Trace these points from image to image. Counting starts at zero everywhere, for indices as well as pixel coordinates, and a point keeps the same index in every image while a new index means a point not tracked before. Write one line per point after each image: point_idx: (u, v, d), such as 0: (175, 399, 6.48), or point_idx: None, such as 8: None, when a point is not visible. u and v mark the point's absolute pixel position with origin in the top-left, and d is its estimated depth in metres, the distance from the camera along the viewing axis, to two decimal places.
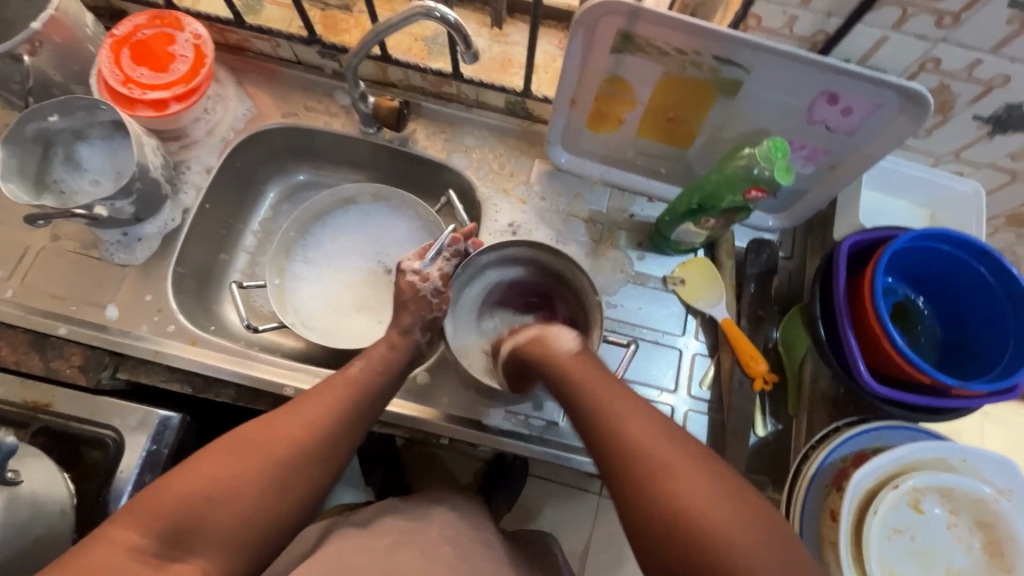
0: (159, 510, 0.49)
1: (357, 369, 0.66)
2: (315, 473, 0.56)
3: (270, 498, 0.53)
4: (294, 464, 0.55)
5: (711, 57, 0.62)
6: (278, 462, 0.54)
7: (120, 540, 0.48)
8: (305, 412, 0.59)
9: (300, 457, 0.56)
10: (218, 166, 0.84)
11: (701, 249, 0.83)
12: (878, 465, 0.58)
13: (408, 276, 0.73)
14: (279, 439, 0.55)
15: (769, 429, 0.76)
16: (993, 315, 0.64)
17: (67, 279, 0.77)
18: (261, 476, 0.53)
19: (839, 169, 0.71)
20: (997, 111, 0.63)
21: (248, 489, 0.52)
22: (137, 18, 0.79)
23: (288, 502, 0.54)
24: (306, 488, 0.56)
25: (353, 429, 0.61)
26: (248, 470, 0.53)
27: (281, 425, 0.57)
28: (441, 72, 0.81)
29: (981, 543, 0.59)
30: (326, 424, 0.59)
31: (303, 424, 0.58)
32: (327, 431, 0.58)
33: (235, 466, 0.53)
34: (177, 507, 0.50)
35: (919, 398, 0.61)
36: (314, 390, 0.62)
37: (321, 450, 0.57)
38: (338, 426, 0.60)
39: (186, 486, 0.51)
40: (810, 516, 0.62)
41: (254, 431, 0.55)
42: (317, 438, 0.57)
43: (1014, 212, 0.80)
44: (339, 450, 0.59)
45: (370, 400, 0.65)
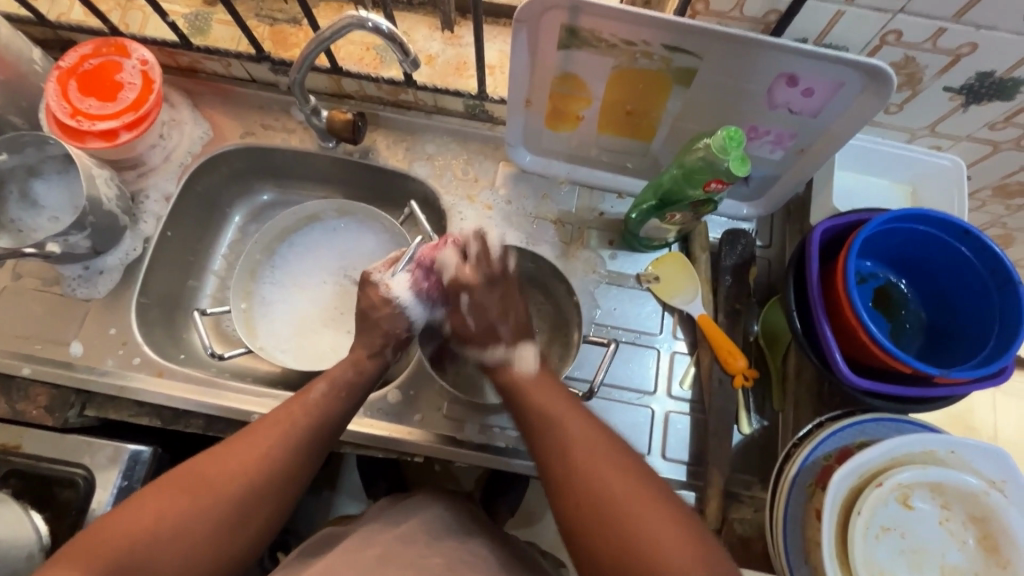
0: (99, 551, 0.49)
1: (319, 396, 0.63)
2: (270, 510, 0.57)
3: (220, 537, 0.54)
4: (247, 500, 0.55)
5: (661, 46, 0.60)
6: (229, 501, 0.54)
7: None
8: (257, 446, 0.58)
9: (254, 492, 0.56)
10: (177, 193, 0.83)
11: (675, 243, 0.80)
12: (860, 463, 0.55)
13: (381, 290, 0.72)
14: (230, 476, 0.55)
15: (754, 425, 0.73)
16: (976, 295, 0.61)
17: (30, 317, 0.76)
18: (211, 516, 0.53)
19: (808, 152, 0.68)
20: (969, 80, 0.60)
21: (197, 529, 0.52)
22: (83, 48, 0.77)
23: (237, 538, 0.55)
24: (258, 522, 0.56)
25: (307, 462, 0.60)
26: (199, 509, 0.53)
27: (232, 462, 0.56)
28: (394, 81, 0.79)
29: (975, 538, 0.56)
30: (280, 459, 0.58)
31: (256, 459, 0.57)
32: (281, 463, 0.58)
33: (183, 506, 0.53)
34: (119, 550, 0.49)
35: (902, 389, 0.58)
36: (270, 416, 0.61)
37: (272, 486, 0.57)
38: (293, 460, 0.59)
39: (132, 525, 0.51)
40: (794, 518, 0.59)
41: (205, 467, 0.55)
42: (270, 472, 0.57)
43: (1000, 183, 0.76)
44: (292, 481, 0.59)
45: (328, 428, 0.63)
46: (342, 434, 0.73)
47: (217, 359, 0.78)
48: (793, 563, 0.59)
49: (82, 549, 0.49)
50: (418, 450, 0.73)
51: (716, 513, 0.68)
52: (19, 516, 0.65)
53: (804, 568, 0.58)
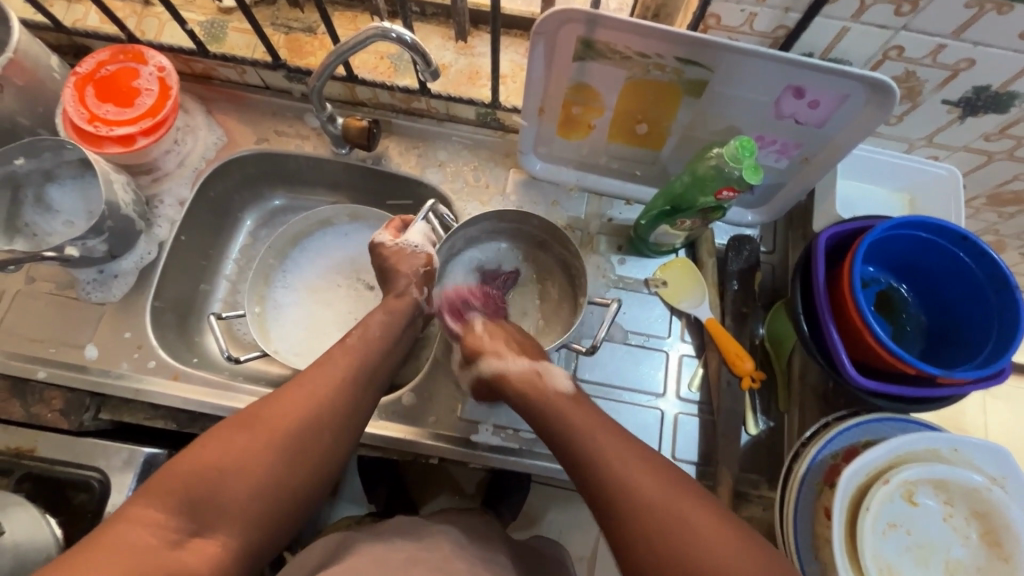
0: (172, 488, 0.50)
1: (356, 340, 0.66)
2: (329, 442, 0.58)
3: (288, 469, 0.54)
4: (306, 431, 0.56)
5: (673, 59, 0.62)
6: (291, 432, 0.56)
7: (140, 517, 0.48)
8: (307, 387, 0.59)
9: (313, 429, 0.57)
10: (192, 198, 0.84)
11: (682, 249, 0.82)
12: (867, 461, 0.57)
13: (390, 246, 0.75)
14: (288, 415, 0.56)
15: (761, 426, 0.75)
16: (975, 299, 0.64)
17: (44, 321, 0.76)
18: (274, 447, 0.54)
19: (813, 161, 0.70)
20: (966, 94, 0.62)
21: (263, 458, 0.53)
22: (100, 54, 0.78)
23: (304, 466, 0.56)
24: (318, 453, 0.57)
25: (356, 402, 0.61)
26: (263, 442, 0.54)
27: (289, 396, 0.58)
28: (409, 89, 0.81)
29: (978, 533, 0.58)
30: (332, 394, 0.59)
31: (308, 401, 0.58)
32: (334, 395, 0.59)
33: (247, 440, 0.54)
34: (192, 482, 0.50)
35: (906, 389, 0.60)
36: (318, 361, 0.63)
37: (328, 424, 0.58)
38: (343, 393, 0.60)
39: (203, 461, 0.51)
40: (804, 515, 0.61)
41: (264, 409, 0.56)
42: (326, 403, 0.59)
43: (993, 192, 0.79)
44: (348, 413, 0.60)
45: (372, 367, 0.65)
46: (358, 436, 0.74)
47: (232, 362, 0.78)
48: (803, 559, 0.60)
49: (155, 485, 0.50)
50: (433, 451, 0.74)
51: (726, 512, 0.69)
52: (38, 517, 0.64)
53: (815, 564, 0.59)
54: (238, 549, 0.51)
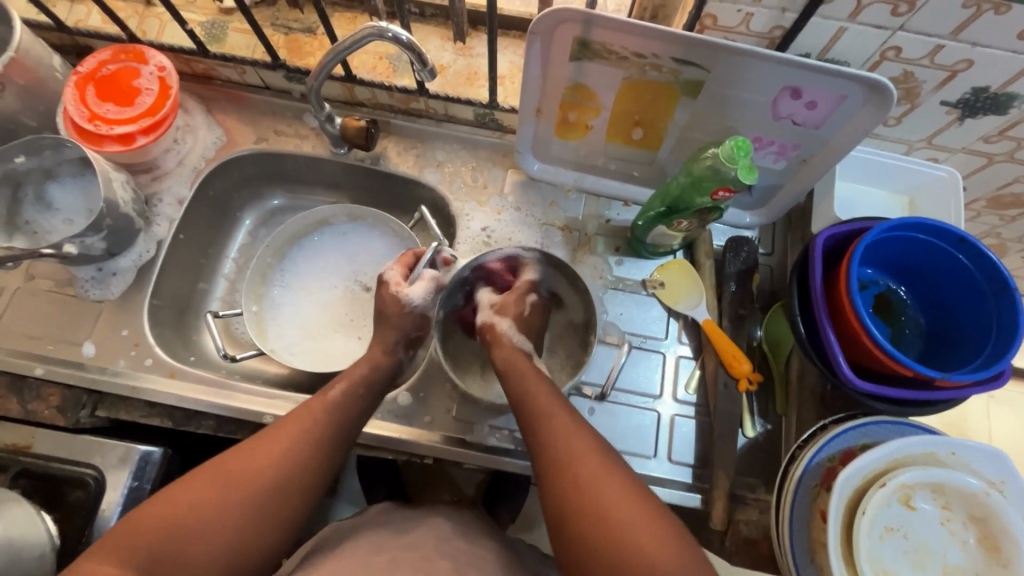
0: (130, 546, 0.50)
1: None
2: (296, 504, 0.58)
3: (248, 530, 0.54)
4: (272, 492, 0.56)
5: (670, 59, 0.62)
6: (255, 493, 0.56)
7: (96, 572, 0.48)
8: (280, 443, 0.59)
9: (280, 489, 0.57)
10: (190, 197, 0.84)
11: (680, 250, 0.82)
12: (864, 465, 0.57)
13: (393, 290, 0.74)
14: (257, 470, 0.57)
15: (758, 429, 0.74)
16: (974, 302, 0.63)
17: (43, 318, 0.77)
18: (234, 509, 0.54)
19: (810, 162, 0.70)
20: (964, 95, 0.62)
21: (222, 518, 0.54)
22: (101, 54, 0.78)
23: (263, 529, 0.55)
24: (278, 516, 0.57)
25: (328, 460, 0.61)
26: (224, 501, 0.54)
27: (258, 454, 0.57)
28: (407, 89, 0.81)
29: (976, 538, 0.57)
30: (304, 454, 0.59)
31: (279, 456, 0.58)
32: (304, 456, 0.59)
33: (212, 495, 0.54)
34: (149, 543, 0.51)
35: (903, 393, 0.60)
36: (293, 414, 0.62)
37: (296, 483, 0.58)
38: (316, 453, 0.60)
39: (164, 517, 0.52)
40: (800, 518, 0.61)
41: (234, 462, 0.56)
42: (294, 463, 0.58)
43: (994, 194, 0.79)
44: (315, 477, 0.59)
45: (348, 426, 0.64)
46: None
47: (228, 360, 0.79)
48: (799, 562, 0.60)
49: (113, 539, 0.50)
50: (428, 451, 0.73)
51: (721, 515, 0.69)
52: (32, 514, 0.64)
53: (810, 568, 0.59)
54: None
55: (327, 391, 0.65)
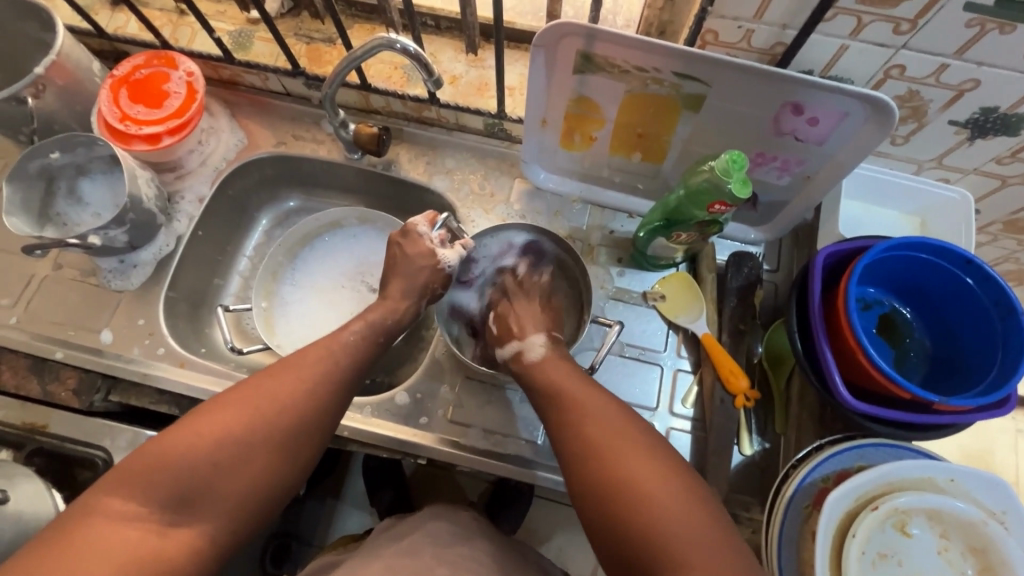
0: (157, 476, 0.51)
1: (354, 338, 0.68)
2: (310, 439, 0.59)
3: (272, 462, 0.56)
4: (293, 427, 0.58)
5: (671, 73, 0.63)
6: (282, 428, 0.57)
7: (119, 508, 0.49)
8: (297, 379, 0.60)
9: (300, 424, 0.58)
10: (210, 195, 0.88)
11: (682, 263, 0.82)
12: (856, 485, 0.55)
13: (426, 241, 0.75)
14: (277, 405, 0.58)
15: (755, 447, 0.73)
16: (981, 326, 0.61)
17: (67, 305, 0.81)
18: (264, 443, 0.56)
19: (815, 179, 0.70)
20: (973, 114, 0.61)
21: (254, 451, 0.55)
22: (136, 59, 0.83)
23: (290, 461, 0.58)
24: (302, 450, 0.59)
25: (340, 399, 0.63)
26: (254, 435, 0.56)
27: (279, 390, 0.59)
28: (419, 98, 0.84)
29: (975, 570, 0.55)
30: (318, 391, 0.61)
31: (298, 391, 0.59)
32: (323, 394, 0.61)
33: (236, 427, 0.55)
34: (178, 475, 0.52)
35: (901, 415, 0.58)
36: (307, 352, 0.64)
37: (312, 420, 0.59)
38: (330, 391, 0.62)
39: (191, 448, 0.53)
40: (789, 539, 0.59)
41: (253, 395, 0.57)
42: (315, 401, 0.60)
43: (1010, 218, 0.77)
44: (329, 415, 0.61)
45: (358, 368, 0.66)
46: (349, 432, 0.75)
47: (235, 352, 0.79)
48: None
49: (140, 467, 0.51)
50: (421, 452, 0.74)
51: None
52: (42, 490, 0.67)
53: None
54: (213, 543, 0.53)
55: (340, 332, 0.68)
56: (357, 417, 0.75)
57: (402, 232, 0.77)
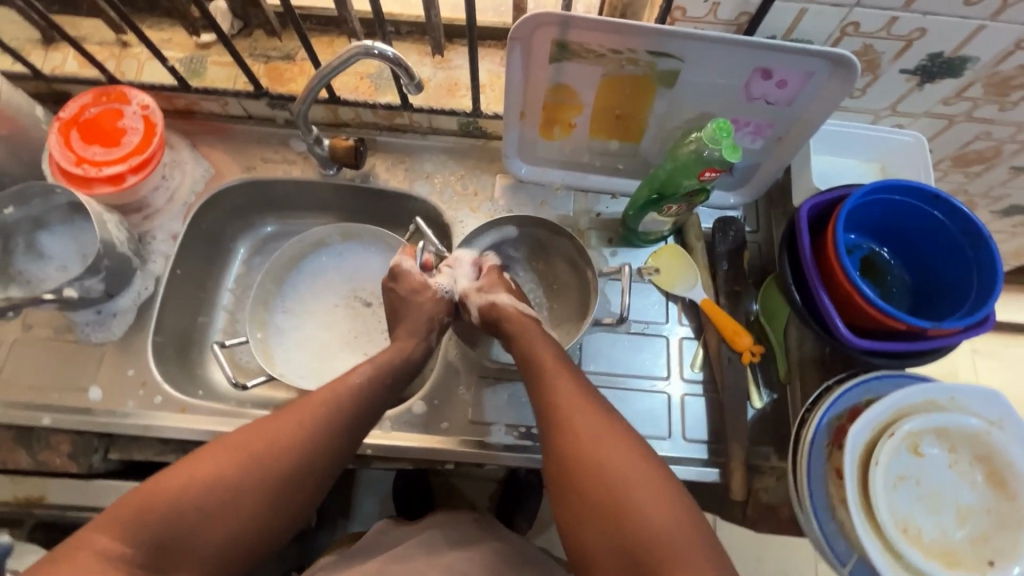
0: (148, 517, 0.51)
1: (362, 379, 0.66)
2: (297, 495, 0.58)
3: (260, 511, 0.55)
4: (285, 481, 0.57)
5: (645, 52, 0.64)
6: (275, 474, 0.56)
7: (100, 546, 0.49)
8: (294, 427, 0.59)
9: (294, 475, 0.57)
10: (184, 231, 0.84)
11: (670, 236, 0.84)
12: (871, 417, 0.59)
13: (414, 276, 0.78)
14: (272, 452, 0.57)
15: (765, 399, 0.77)
16: (953, 255, 0.67)
17: (45, 367, 0.75)
18: (253, 491, 0.55)
19: (786, 139, 0.74)
20: (921, 61, 0.66)
21: (245, 498, 0.54)
22: (83, 98, 0.79)
23: (282, 510, 0.57)
24: (292, 502, 0.58)
25: (334, 453, 0.61)
26: (248, 479, 0.55)
27: (276, 435, 0.58)
28: (391, 105, 0.83)
29: (983, 476, 0.60)
30: (317, 439, 0.59)
31: (292, 440, 0.58)
32: (321, 437, 0.60)
33: (226, 471, 0.54)
34: (170, 514, 0.51)
35: (900, 346, 0.62)
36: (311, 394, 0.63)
37: (304, 474, 0.58)
38: (331, 442, 0.60)
39: (182, 493, 0.52)
40: (817, 479, 0.63)
41: (250, 441, 0.57)
42: (311, 445, 0.59)
43: (958, 153, 0.83)
44: (325, 465, 0.60)
45: (363, 411, 0.64)
46: (373, 450, 0.74)
47: (238, 388, 0.78)
48: (821, 520, 0.61)
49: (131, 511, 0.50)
50: (449, 458, 0.74)
51: (742, 485, 0.70)
52: None
53: (833, 524, 0.61)
54: None
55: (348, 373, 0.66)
56: (378, 433, 0.74)
57: (391, 275, 0.79)
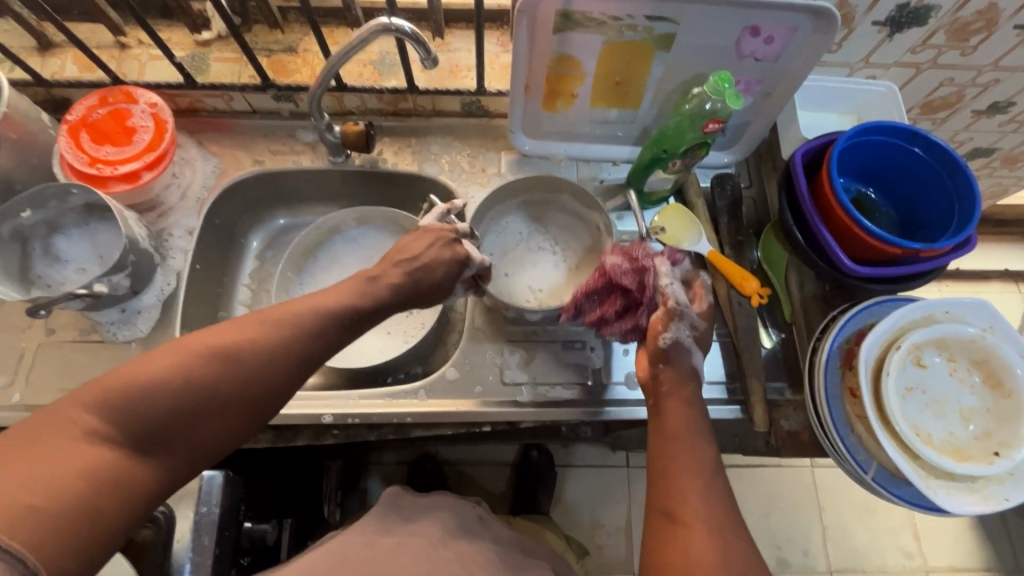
0: (117, 400, 0.47)
1: (347, 290, 0.61)
2: (265, 395, 0.53)
3: (227, 401, 0.51)
4: (258, 376, 0.52)
5: (643, 18, 0.69)
6: (246, 367, 0.52)
7: (76, 420, 0.45)
8: (271, 324, 0.55)
9: (265, 372, 0.53)
10: (200, 226, 0.85)
11: (672, 196, 0.89)
12: (878, 334, 0.65)
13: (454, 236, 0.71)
14: (246, 343, 0.53)
15: (774, 338, 0.82)
16: (934, 186, 0.73)
17: (75, 369, 0.76)
18: (225, 381, 0.51)
19: (773, 94, 0.79)
20: (891, 12, 0.72)
21: (204, 390, 0.50)
22: (88, 100, 0.79)
23: (242, 410, 0.52)
24: (263, 400, 0.53)
25: (313, 361, 0.57)
26: (209, 374, 0.50)
27: (241, 333, 0.53)
28: (397, 89, 0.85)
29: (981, 379, 0.66)
30: (293, 343, 0.55)
31: (267, 333, 0.54)
32: (293, 342, 0.55)
33: (193, 359, 0.50)
34: (139, 398, 0.47)
35: (897, 270, 0.68)
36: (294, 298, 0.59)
37: (278, 376, 0.54)
38: (308, 344, 0.56)
39: (153, 379, 0.48)
40: (834, 399, 0.67)
41: (219, 335, 0.52)
42: (279, 348, 0.54)
43: (925, 101, 0.90)
44: (302, 371, 0.56)
45: (348, 327, 0.60)
46: (412, 417, 0.76)
47: None
48: (842, 434, 0.66)
49: (101, 392, 0.47)
50: (486, 419, 0.77)
51: (763, 416, 0.75)
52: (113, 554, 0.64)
53: (853, 436, 0.66)
54: (159, 486, 0.48)
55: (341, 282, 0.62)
56: (415, 401, 0.76)
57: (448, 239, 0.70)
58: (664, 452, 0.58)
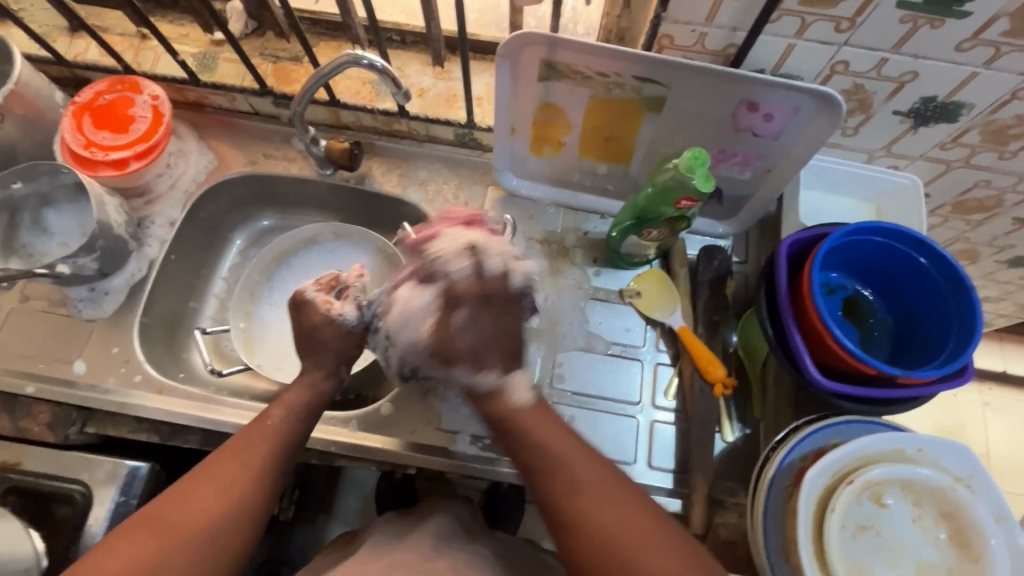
0: None
1: (277, 420, 0.65)
2: (236, 540, 0.58)
3: (196, 565, 0.55)
4: (221, 531, 0.57)
5: (632, 77, 0.65)
6: (204, 530, 0.56)
7: None
8: (219, 479, 0.59)
9: (225, 526, 0.57)
10: (182, 219, 0.87)
11: (655, 259, 0.83)
12: (831, 462, 0.58)
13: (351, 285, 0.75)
14: (197, 509, 0.57)
15: (737, 433, 0.75)
16: (936, 302, 0.65)
17: (38, 338, 0.79)
18: (188, 546, 0.55)
19: (774, 172, 0.73)
20: (914, 104, 0.65)
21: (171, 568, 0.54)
22: (98, 85, 0.82)
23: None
24: (230, 550, 0.57)
25: (271, 492, 0.62)
26: (170, 553, 0.54)
27: (189, 507, 0.57)
28: (389, 112, 0.84)
29: (947, 534, 0.58)
30: (243, 483, 0.60)
31: (220, 490, 0.58)
32: (247, 488, 0.60)
33: (148, 546, 0.54)
34: None
35: (870, 391, 0.61)
36: (224, 450, 0.62)
37: (239, 521, 0.58)
38: (261, 482, 0.61)
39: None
40: (774, 521, 0.61)
41: (166, 510, 0.56)
42: (235, 500, 0.59)
43: (958, 200, 0.81)
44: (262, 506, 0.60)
45: (292, 452, 0.65)
46: (337, 447, 0.74)
47: (216, 375, 0.82)
48: (774, 562, 0.60)
49: None
50: (412, 463, 0.74)
51: (702, 519, 0.69)
52: (18, 530, 0.63)
53: (786, 567, 0.59)
54: None
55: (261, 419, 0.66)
56: (344, 431, 0.75)
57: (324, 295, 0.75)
58: (544, 464, 0.59)
